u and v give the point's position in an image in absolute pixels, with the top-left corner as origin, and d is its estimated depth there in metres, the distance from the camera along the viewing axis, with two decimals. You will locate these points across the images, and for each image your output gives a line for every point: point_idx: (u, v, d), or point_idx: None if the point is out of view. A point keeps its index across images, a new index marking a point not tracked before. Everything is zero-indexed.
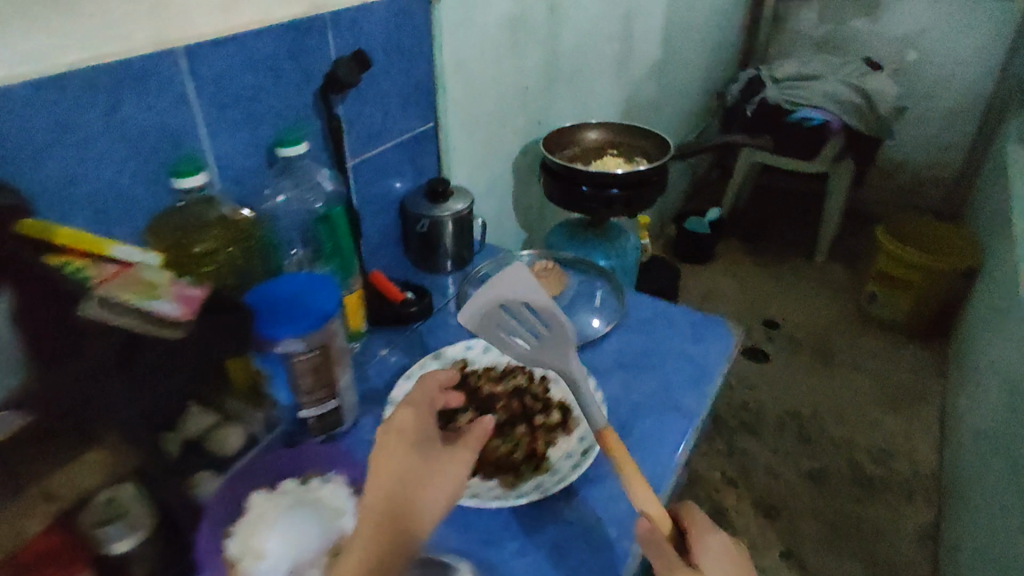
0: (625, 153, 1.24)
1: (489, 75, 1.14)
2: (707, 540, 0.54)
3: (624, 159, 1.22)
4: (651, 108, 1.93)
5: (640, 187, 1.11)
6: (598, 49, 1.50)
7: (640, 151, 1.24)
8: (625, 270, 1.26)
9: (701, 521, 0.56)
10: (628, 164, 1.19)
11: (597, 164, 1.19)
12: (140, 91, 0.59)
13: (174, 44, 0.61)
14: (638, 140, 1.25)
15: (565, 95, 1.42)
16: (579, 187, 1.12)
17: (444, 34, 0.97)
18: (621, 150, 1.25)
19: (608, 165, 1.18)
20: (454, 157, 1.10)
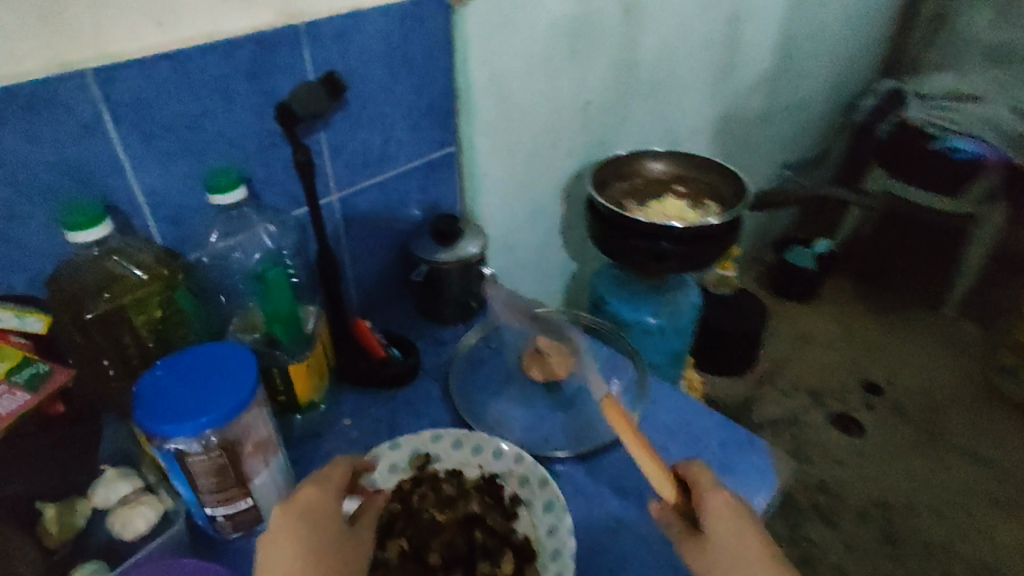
0: (695, 193, 1.03)
1: (537, 89, 0.97)
2: (710, 505, 0.51)
3: (691, 201, 1.01)
4: (757, 122, 1.66)
5: (699, 244, 0.91)
6: (692, 57, 1.27)
7: (714, 193, 1.02)
8: (678, 330, 1.03)
9: (705, 477, 0.53)
10: (693, 208, 0.99)
11: (655, 204, 1.00)
12: (26, 124, 0.51)
13: (75, 66, 0.52)
14: (714, 179, 1.04)
15: (642, 110, 1.22)
16: (625, 236, 0.93)
17: (470, 42, 0.82)
18: (690, 186, 1.04)
19: (668, 207, 0.98)
20: (483, 182, 0.96)
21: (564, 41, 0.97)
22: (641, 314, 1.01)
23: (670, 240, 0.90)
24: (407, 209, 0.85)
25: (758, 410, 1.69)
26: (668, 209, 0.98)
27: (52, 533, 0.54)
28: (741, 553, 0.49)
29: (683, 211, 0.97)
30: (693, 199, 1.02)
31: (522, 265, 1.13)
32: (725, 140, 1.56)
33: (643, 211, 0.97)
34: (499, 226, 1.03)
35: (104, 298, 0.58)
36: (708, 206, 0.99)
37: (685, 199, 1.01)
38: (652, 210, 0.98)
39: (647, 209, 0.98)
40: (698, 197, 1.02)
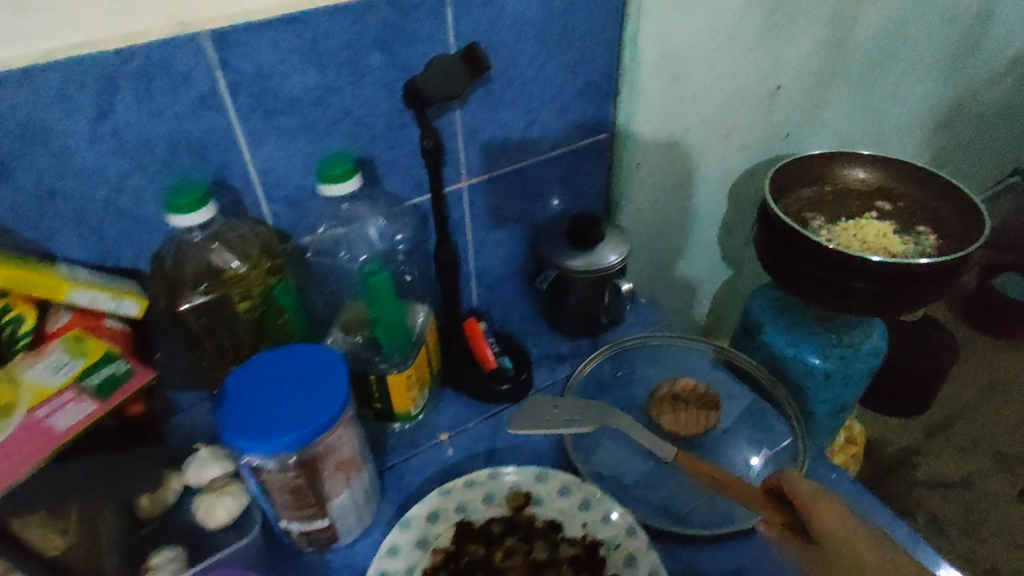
0: (905, 216, 0.82)
1: (719, 67, 0.81)
2: (816, 509, 0.51)
3: (898, 225, 0.80)
4: (991, 118, 1.34)
5: (903, 288, 0.71)
6: (923, 35, 1.01)
7: (931, 219, 0.81)
8: (849, 378, 0.85)
9: (796, 480, 0.52)
10: (900, 237, 0.78)
11: (849, 226, 0.81)
12: (143, 93, 0.48)
13: (195, 30, 0.48)
14: (934, 201, 0.82)
15: (845, 99, 0.99)
16: (802, 262, 0.76)
17: (650, 5, 0.68)
18: (899, 205, 0.83)
19: (866, 232, 0.79)
20: (638, 176, 0.81)
21: (764, 9, 0.79)
22: (804, 352, 0.84)
23: (862, 278, 0.72)
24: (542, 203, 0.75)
25: (923, 466, 1.44)
26: (866, 236, 0.79)
27: (144, 505, 0.53)
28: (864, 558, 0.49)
29: (886, 240, 0.77)
30: (900, 223, 0.81)
31: (670, 274, 0.98)
32: (943, 140, 1.27)
33: (831, 236, 0.79)
34: (649, 228, 0.89)
35: (200, 290, 0.55)
36: (921, 236, 0.78)
37: (889, 223, 0.81)
38: (844, 234, 0.79)
39: (837, 232, 0.80)
40: (908, 222, 0.81)
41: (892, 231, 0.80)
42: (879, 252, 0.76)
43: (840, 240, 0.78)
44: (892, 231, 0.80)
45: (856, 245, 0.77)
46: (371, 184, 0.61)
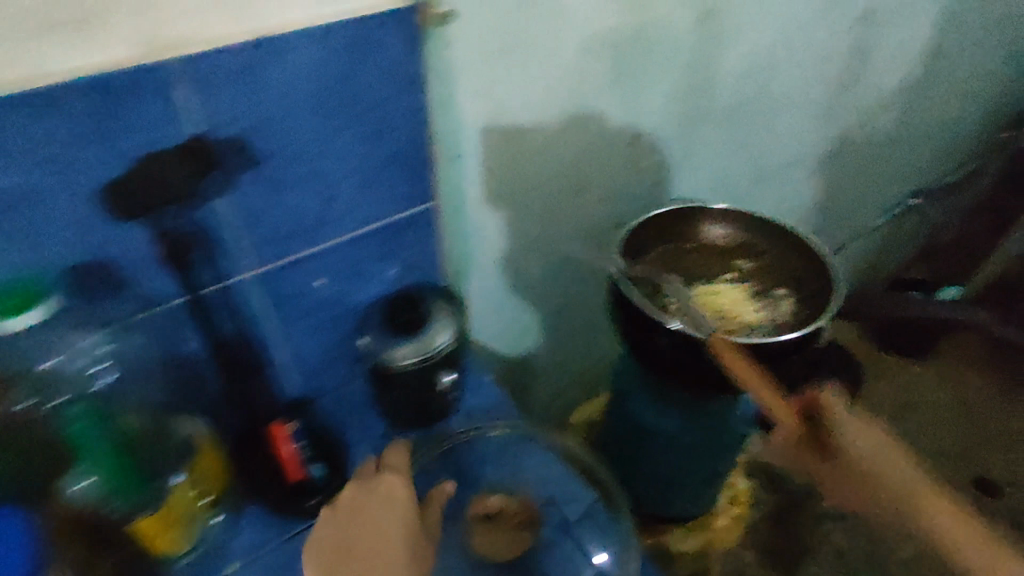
0: (766, 276, 0.77)
1: (562, 122, 0.74)
2: (852, 436, 0.49)
3: (756, 289, 0.75)
4: (883, 145, 1.34)
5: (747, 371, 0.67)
6: (799, 74, 0.98)
7: (791, 279, 0.75)
8: (713, 452, 0.82)
9: (832, 404, 0.51)
10: (754, 305, 0.74)
11: (704, 293, 0.76)
12: None
13: None
14: (797, 258, 0.76)
15: (713, 139, 0.95)
16: (649, 339, 0.71)
17: (461, 66, 0.61)
18: (761, 263, 0.78)
19: (720, 302, 0.74)
20: (477, 237, 0.77)
21: (608, 60, 0.73)
22: (665, 427, 0.80)
23: (709, 359, 0.67)
24: (357, 282, 0.67)
25: None
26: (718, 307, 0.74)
27: None
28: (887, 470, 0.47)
29: (738, 311, 0.73)
30: (760, 284, 0.76)
31: (533, 328, 0.94)
32: (831, 170, 1.26)
33: (684, 306, 0.74)
34: (498, 284, 0.85)
35: None
36: (777, 301, 0.74)
37: (748, 287, 0.76)
38: (697, 304, 0.74)
39: (691, 301, 0.75)
40: (767, 284, 0.76)
41: (748, 298, 0.75)
42: (729, 327, 0.71)
43: (692, 312, 0.73)
44: (749, 298, 0.75)
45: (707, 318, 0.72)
46: (106, 291, 0.52)
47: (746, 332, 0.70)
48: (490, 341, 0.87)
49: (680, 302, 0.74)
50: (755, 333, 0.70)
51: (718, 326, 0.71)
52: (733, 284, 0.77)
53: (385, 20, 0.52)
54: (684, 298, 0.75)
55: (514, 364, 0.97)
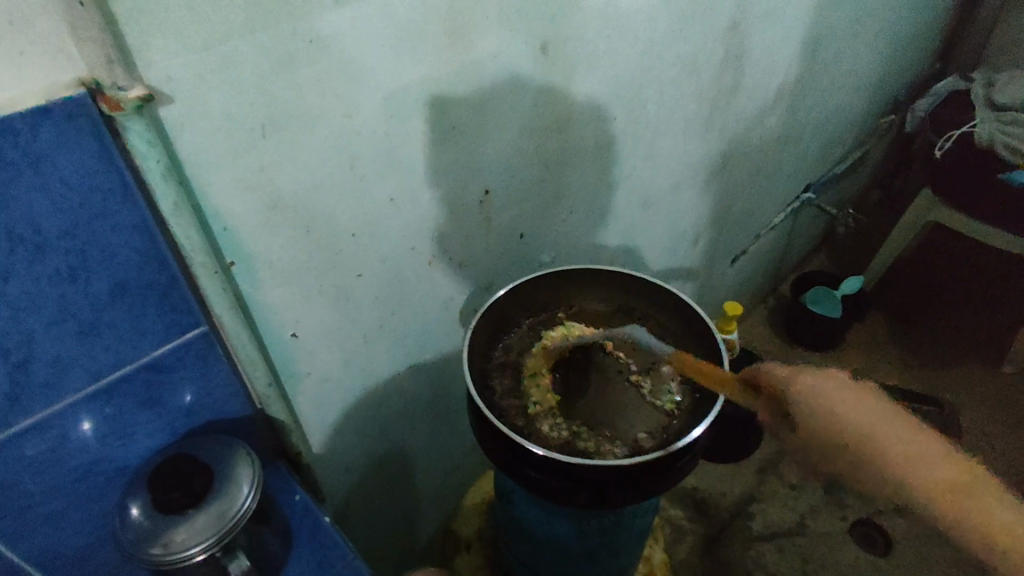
0: (646, 346, 0.66)
1: (379, 197, 0.59)
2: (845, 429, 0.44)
3: (639, 367, 0.64)
4: (770, 147, 1.28)
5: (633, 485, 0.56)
6: (671, 93, 0.88)
7: (674, 350, 0.66)
8: (613, 551, 0.71)
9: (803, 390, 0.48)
10: (637, 391, 0.62)
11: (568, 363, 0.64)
12: None
13: None
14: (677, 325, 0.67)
15: (587, 177, 0.83)
16: (520, 456, 0.57)
17: (194, 158, 0.45)
18: (637, 330, 0.68)
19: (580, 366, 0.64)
20: (294, 350, 0.60)
21: (424, 115, 0.59)
22: (552, 535, 0.68)
23: (592, 477, 0.55)
24: (119, 435, 0.53)
25: (759, 515, 1.35)
26: (594, 398, 0.62)
27: None
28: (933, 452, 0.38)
29: (616, 401, 0.61)
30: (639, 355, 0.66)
31: (402, 422, 0.80)
32: (722, 184, 1.18)
33: (551, 403, 0.61)
34: (345, 390, 0.69)
35: None
36: (663, 381, 0.63)
37: (628, 363, 0.65)
38: (569, 398, 0.61)
39: (562, 394, 0.62)
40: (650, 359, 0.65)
41: (629, 380, 0.63)
42: (606, 428, 0.59)
43: (563, 410, 0.61)
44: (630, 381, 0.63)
45: (580, 421, 0.60)
46: None
47: (627, 435, 0.58)
48: (344, 453, 0.73)
49: (546, 396, 0.61)
50: (639, 435, 0.58)
51: (593, 431, 0.59)
52: (611, 360, 0.65)
53: (41, 124, 0.39)
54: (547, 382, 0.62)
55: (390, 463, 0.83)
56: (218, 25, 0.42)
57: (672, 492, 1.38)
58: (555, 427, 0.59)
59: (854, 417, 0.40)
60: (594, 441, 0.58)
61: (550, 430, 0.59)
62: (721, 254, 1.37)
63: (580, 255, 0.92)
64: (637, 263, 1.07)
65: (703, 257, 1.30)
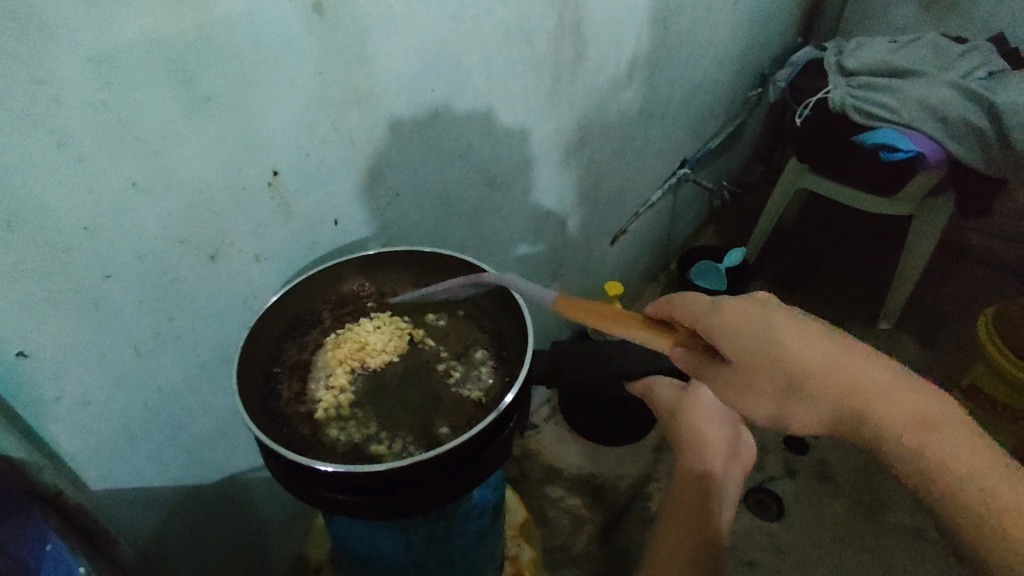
0: (459, 331, 0.62)
1: (113, 179, 0.51)
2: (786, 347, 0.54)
3: (449, 355, 0.60)
4: (632, 120, 1.26)
5: (434, 480, 0.51)
6: (501, 63, 0.83)
7: (490, 333, 0.62)
8: (452, 558, 0.65)
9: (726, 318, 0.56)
10: (445, 381, 0.58)
11: (365, 356, 0.59)
12: None
13: None
14: (495, 307, 0.64)
15: (410, 156, 0.77)
16: (304, 472, 0.50)
17: None
18: (451, 316, 0.64)
19: (381, 360, 0.59)
20: (28, 371, 0.51)
21: (160, 81, 0.50)
22: (383, 550, 0.61)
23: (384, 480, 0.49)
24: None
25: (657, 494, 1.31)
26: (395, 397, 0.57)
27: None
28: (859, 384, 0.52)
29: (418, 395, 0.57)
30: (451, 342, 0.62)
31: (218, 441, 0.70)
32: (584, 159, 1.15)
33: (343, 405, 0.56)
34: (125, 415, 0.60)
35: None
36: (472, 368, 0.59)
37: (438, 353, 0.61)
38: (363, 398, 0.57)
39: (357, 393, 0.57)
40: (463, 345, 0.61)
41: (437, 371, 0.59)
42: (405, 427, 0.54)
43: (357, 410, 0.56)
44: (439, 370, 0.59)
45: (375, 420, 0.55)
46: None
47: (430, 431, 0.54)
48: (133, 484, 0.63)
49: (338, 397, 0.56)
50: (441, 430, 0.54)
51: (392, 432, 0.54)
52: (419, 350, 0.61)
53: None
54: (341, 381, 0.57)
55: (211, 491, 0.72)
56: None
57: (569, 482, 1.33)
58: (344, 431, 0.54)
59: (777, 335, 0.54)
60: (390, 443, 0.53)
61: (339, 435, 0.54)
62: (597, 233, 1.35)
63: (415, 240, 0.85)
64: (492, 246, 1.01)
65: (576, 238, 1.27)
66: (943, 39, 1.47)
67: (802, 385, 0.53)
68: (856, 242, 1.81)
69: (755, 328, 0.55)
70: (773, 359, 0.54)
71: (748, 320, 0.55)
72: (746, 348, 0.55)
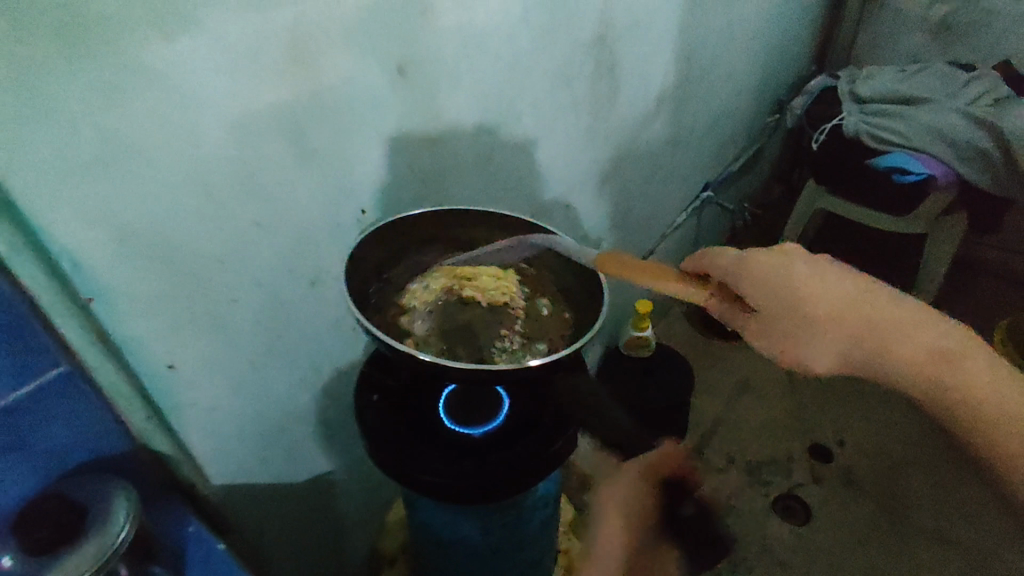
0: (548, 323, 0.65)
1: (243, 221, 0.60)
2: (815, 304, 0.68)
3: (523, 334, 0.64)
4: (659, 150, 1.36)
5: (511, 444, 0.64)
6: (546, 106, 0.94)
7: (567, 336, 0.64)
8: (519, 546, 0.74)
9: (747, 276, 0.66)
10: (500, 344, 0.63)
11: (467, 283, 0.69)
12: None
13: None
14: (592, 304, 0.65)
15: (470, 192, 0.87)
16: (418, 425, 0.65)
17: (28, 195, 0.44)
18: (554, 307, 0.67)
19: (479, 293, 0.68)
20: (172, 381, 0.60)
21: (279, 138, 0.59)
22: (462, 535, 0.70)
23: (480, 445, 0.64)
24: None
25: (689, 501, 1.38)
26: (463, 330, 0.65)
27: None
28: (871, 324, 0.70)
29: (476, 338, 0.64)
30: (533, 325, 0.66)
31: (309, 444, 0.80)
32: (616, 187, 1.25)
33: (421, 301, 0.66)
34: (239, 419, 0.69)
35: None
36: (526, 352, 0.62)
37: (515, 324, 0.65)
38: (444, 311, 0.66)
39: (442, 304, 0.66)
40: (541, 334, 0.65)
41: (502, 335, 0.64)
42: (443, 337, 0.63)
43: (426, 311, 0.65)
44: (505, 335, 0.64)
45: (435, 327, 0.64)
46: None
47: (459, 356, 0.61)
48: (240, 480, 0.72)
49: (424, 296, 0.67)
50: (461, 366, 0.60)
51: (436, 332, 0.63)
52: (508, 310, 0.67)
53: None
54: (440, 285, 0.68)
55: (303, 490, 0.82)
56: (29, 58, 0.41)
57: None
58: (413, 321, 0.64)
59: (813, 294, 0.68)
60: (424, 334, 0.63)
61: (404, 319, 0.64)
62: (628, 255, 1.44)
63: None
64: None
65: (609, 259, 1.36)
66: (950, 67, 1.56)
67: (835, 331, 0.69)
68: (873, 258, 1.88)
69: (788, 287, 0.66)
70: (812, 310, 0.67)
71: (785, 282, 0.67)
72: (784, 305, 0.66)
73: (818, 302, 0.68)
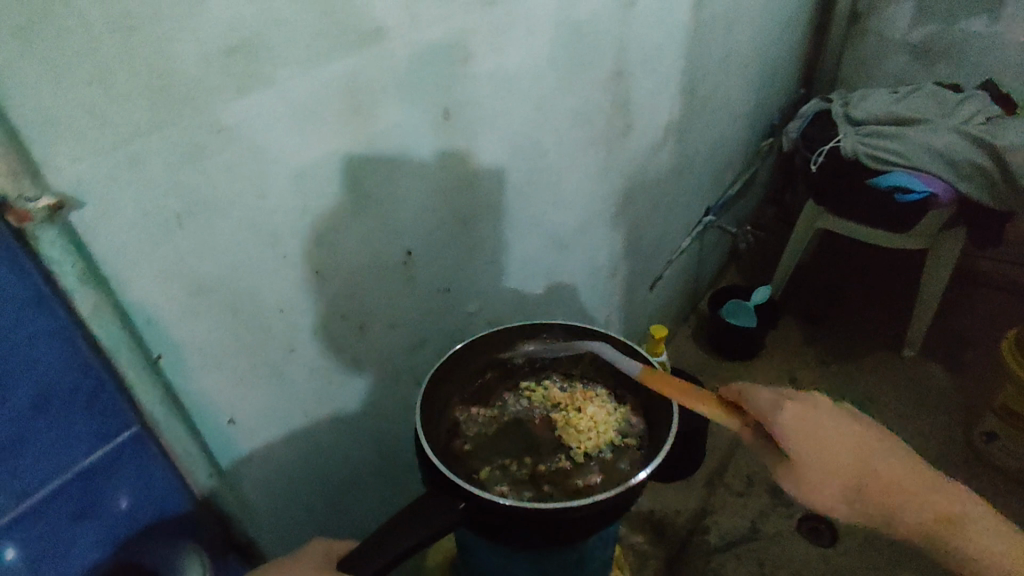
0: (565, 487, 0.56)
1: (304, 268, 0.59)
2: None
3: (540, 469, 0.59)
4: (667, 176, 1.38)
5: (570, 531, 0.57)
6: (569, 142, 0.95)
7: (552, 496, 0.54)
8: None
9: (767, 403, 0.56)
10: (518, 463, 0.59)
11: (573, 410, 0.64)
12: None
13: None
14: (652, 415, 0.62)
15: (502, 230, 0.88)
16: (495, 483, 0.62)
17: (111, 255, 0.44)
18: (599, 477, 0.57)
19: (575, 420, 0.63)
20: (234, 434, 0.59)
21: (336, 185, 0.59)
22: None
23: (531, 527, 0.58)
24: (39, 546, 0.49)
25: (713, 527, 1.37)
26: (526, 430, 0.63)
27: None
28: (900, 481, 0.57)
29: (520, 439, 0.62)
30: (561, 477, 0.58)
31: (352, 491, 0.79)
32: (629, 217, 1.27)
33: (530, 394, 0.66)
34: (290, 468, 0.68)
35: None
36: (516, 483, 0.57)
37: (550, 463, 0.59)
38: (533, 411, 0.65)
39: (535, 407, 0.65)
40: (549, 486, 0.57)
41: (533, 456, 0.60)
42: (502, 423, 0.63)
43: (518, 404, 0.65)
44: (534, 458, 0.60)
45: (516, 415, 0.64)
46: None
47: (491, 442, 0.61)
48: (289, 529, 0.72)
49: (531, 394, 0.66)
50: (472, 451, 0.60)
51: (502, 416, 0.64)
52: (564, 452, 0.60)
53: None
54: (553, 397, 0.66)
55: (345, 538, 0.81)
56: (120, 120, 0.41)
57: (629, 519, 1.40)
58: (508, 401, 0.66)
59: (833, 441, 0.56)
60: (493, 412, 0.64)
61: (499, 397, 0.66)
62: (639, 282, 1.46)
63: (502, 300, 0.96)
64: (560, 300, 1.12)
65: (622, 286, 1.37)
66: (939, 89, 1.63)
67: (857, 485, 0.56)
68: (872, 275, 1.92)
69: (813, 428, 0.55)
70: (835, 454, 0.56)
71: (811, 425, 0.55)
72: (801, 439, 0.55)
73: (839, 449, 0.56)
